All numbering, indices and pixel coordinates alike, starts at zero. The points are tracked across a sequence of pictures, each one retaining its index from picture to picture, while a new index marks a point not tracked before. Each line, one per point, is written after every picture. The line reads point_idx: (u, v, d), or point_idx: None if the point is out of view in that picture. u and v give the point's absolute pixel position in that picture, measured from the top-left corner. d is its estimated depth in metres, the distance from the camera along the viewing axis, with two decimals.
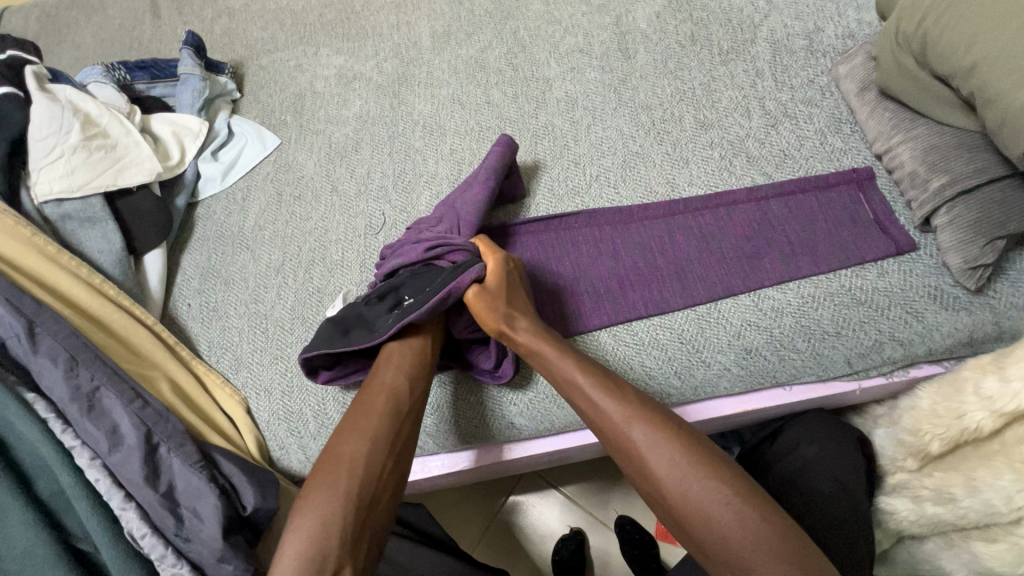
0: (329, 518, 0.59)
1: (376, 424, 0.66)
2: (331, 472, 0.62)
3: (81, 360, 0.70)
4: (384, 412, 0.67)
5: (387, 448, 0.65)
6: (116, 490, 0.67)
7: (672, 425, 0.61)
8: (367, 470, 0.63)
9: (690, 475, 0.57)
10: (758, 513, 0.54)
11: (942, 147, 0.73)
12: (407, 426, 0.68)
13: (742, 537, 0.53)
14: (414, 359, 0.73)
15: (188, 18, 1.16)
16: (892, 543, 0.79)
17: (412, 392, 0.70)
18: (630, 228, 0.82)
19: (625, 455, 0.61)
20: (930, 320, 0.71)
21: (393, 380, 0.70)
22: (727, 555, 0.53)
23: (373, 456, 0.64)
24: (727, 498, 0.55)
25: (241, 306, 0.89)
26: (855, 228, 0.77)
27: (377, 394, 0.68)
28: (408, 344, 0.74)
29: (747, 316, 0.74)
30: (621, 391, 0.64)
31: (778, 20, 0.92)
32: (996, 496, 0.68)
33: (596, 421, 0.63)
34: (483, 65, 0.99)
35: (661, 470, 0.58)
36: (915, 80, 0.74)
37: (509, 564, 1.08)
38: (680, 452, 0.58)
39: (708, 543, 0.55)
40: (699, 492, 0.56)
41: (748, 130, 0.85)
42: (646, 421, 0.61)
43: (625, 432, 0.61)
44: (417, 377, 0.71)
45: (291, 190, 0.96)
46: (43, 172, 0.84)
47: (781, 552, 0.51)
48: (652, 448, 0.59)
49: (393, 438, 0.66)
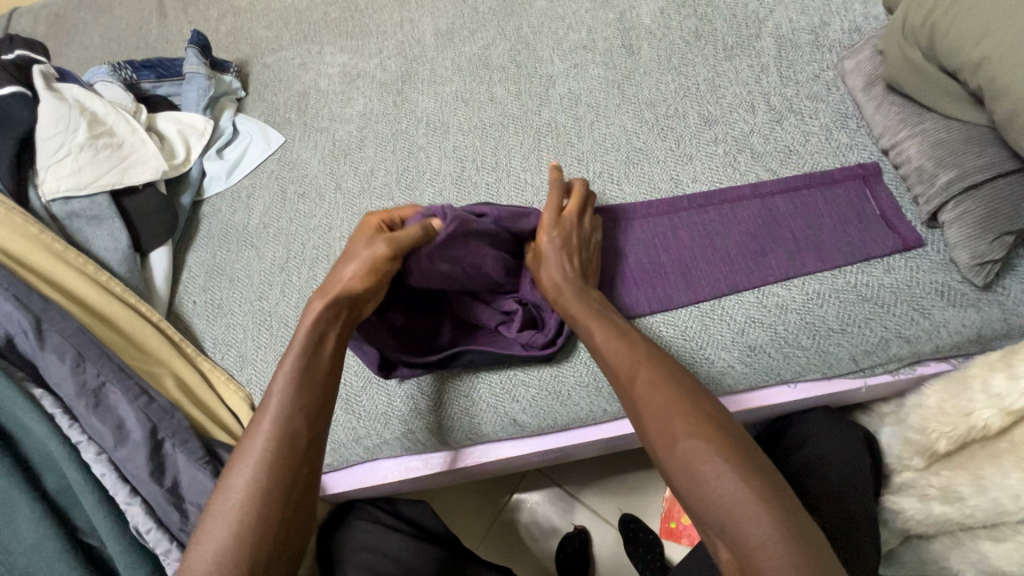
0: (245, 508, 0.55)
1: (273, 427, 0.59)
2: (235, 472, 0.58)
3: (87, 356, 0.70)
4: (285, 414, 0.60)
5: (290, 455, 0.59)
6: (122, 485, 0.67)
7: (675, 382, 0.60)
8: (259, 478, 0.57)
9: (680, 430, 0.57)
10: (741, 474, 0.53)
11: (950, 141, 0.72)
12: (314, 433, 0.61)
13: (721, 494, 0.52)
14: (300, 359, 0.62)
15: (194, 18, 1.17)
16: (898, 542, 0.78)
17: (297, 404, 0.61)
18: (633, 224, 0.81)
19: (627, 404, 0.62)
20: (937, 316, 0.70)
21: (292, 383, 0.61)
22: (707, 508, 0.53)
23: (270, 464, 0.57)
24: (714, 454, 0.54)
25: (246, 303, 0.90)
26: (862, 223, 0.76)
27: (275, 399, 0.60)
28: (292, 350, 0.63)
29: (751, 313, 0.74)
30: (633, 343, 0.65)
31: (784, 14, 0.91)
32: (1005, 495, 0.69)
33: (606, 369, 0.65)
34: (486, 62, 0.99)
35: (655, 422, 0.59)
36: (923, 73, 0.73)
37: (511, 563, 1.08)
38: (676, 408, 0.58)
39: (691, 497, 0.55)
40: (686, 447, 0.56)
41: (753, 126, 0.85)
42: (649, 374, 0.61)
43: (629, 381, 0.62)
44: (315, 384, 0.62)
45: (295, 188, 0.97)
46: (50, 171, 0.85)
47: (758, 513, 0.51)
48: (649, 400, 0.60)
49: (295, 446, 0.59)
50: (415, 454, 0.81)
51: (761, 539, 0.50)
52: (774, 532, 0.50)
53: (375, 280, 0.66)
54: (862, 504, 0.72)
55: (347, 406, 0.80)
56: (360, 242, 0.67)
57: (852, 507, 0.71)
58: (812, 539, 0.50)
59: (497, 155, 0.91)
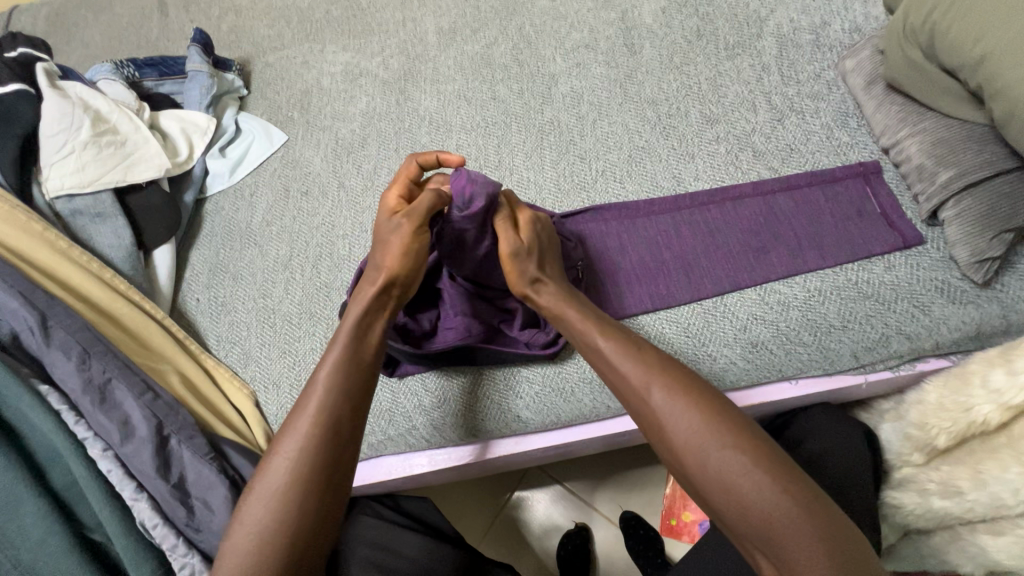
0: (278, 521, 0.57)
1: (304, 441, 0.59)
2: (269, 492, 0.58)
3: (92, 353, 0.71)
4: (318, 427, 0.60)
5: (328, 465, 0.59)
6: (128, 481, 0.68)
7: (696, 393, 0.60)
8: (298, 492, 0.58)
9: (710, 444, 0.56)
10: (778, 484, 0.53)
11: (950, 140, 0.72)
12: (350, 442, 0.62)
13: (761, 506, 0.53)
14: (345, 351, 0.64)
15: (196, 16, 1.17)
16: (898, 538, 0.79)
17: (333, 413, 0.61)
18: (636, 222, 0.82)
19: (645, 419, 0.61)
20: (937, 313, 0.71)
21: (321, 396, 0.61)
22: (746, 522, 0.54)
23: (310, 477, 0.58)
24: (748, 467, 0.54)
25: (249, 300, 0.90)
26: (862, 221, 0.77)
27: (306, 416, 0.61)
28: (337, 342, 0.65)
29: (753, 310, 0.75)
30: (644, 353, 0.64)
31: (785, 14, 0.92)
32: (1004, 489, 0.69)
33: (618, 383, 0.64)
34: (489, 61, 0.99)
35: (680, 437, 0.58)
36: (923, 73, 0.73)
37: (513, 560, 1.09)
38: (702, 421, 0.57)
39: (728, 511, 0.55)
40: (719, 461, 0.55)
41: (754, 125, 0.85)
42: (666, 386, 0.60)
43: (646, 395, 0.61)
44: (353, 388, 0.63)
45: (298, 186, 0.97)
46: (54, 168, 0.85)
47: (800, 523, 0.51)
48: (670, 414, 0.59)
49: (333, 455, 0.60)
50: (419, 450, 0.82)
51: (806, 549, 0.50)
52: (818, 540, 0.51)
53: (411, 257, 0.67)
54: (863, 498, 0.73)
55: None
56: (382, 221, 0.69)
57: (854, 503, 0.72)
58: (853, 542, 0.52)
59: (500, 154, 0.92)
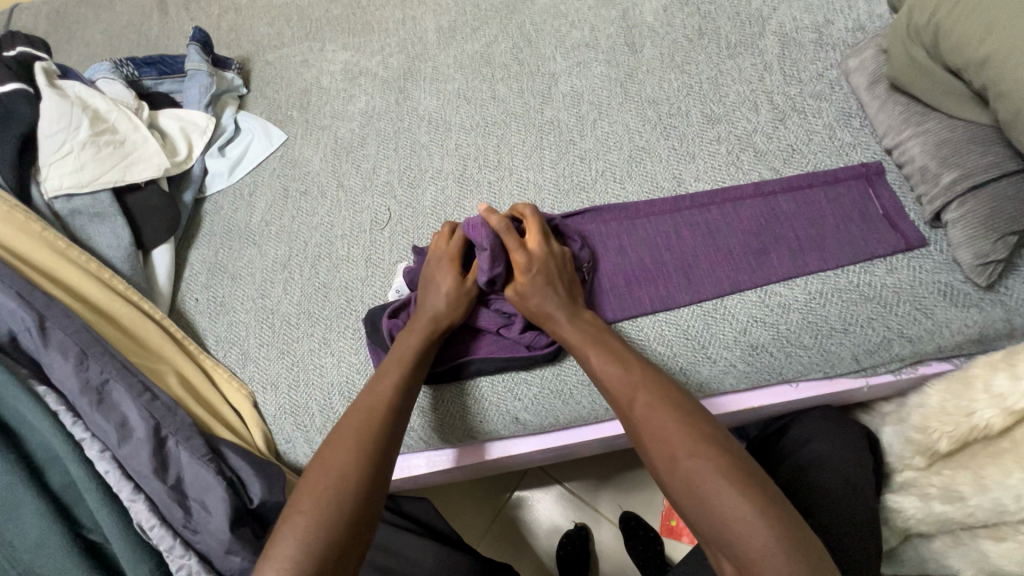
0: (324, 504, 0.59)
1: (362, 432, 0.65)
2: (326, 482, 0.60)
3: (90, 353, 0.71)
4: (376, 422, 0.66)
5: (382, 455, 0.64)
6: (126, 482, 0.67)
7: (675, 403, 0.61)
8: (355, 482, 0.61)
9: (680, 449, 0.57)
10: (740, 488, 0.53)
11: (954, 141, 0.71)
12: (396, 445, 0.67)
13: (723, 508, 0.52)
14: (408, 370, 0.71)
15: (196, 14, 1.17)
16: (899, 541, 0.78)
17: (394, 415, 0.68)
18: (635, 223, 0.81)
19: (628, 426, 0.63)
20: (939, 316, 0.70)
21: (382, 403, 0.68)
22: (709, 525, 0.53)
23: (360, 468, 0.62)
24: (711, 471, 0.54)
25: (248, 301, 0.90)
26: (864, 222, 0.76)
27: (365, 412, 0.67)
28: (400, 365, 0.71)
29: (753, 312, 0.74)
30: (630, 366, 0.66)
31: (787, 13, 0.91)
32: (1006, 495, 0.68)
33: (608, 391, 0.66)
34: (489, 60, 0.99)
35: (656, 443, 0.59)
36: (927, 72, 0.72)
37: (512, 560, 1.09)
38: (676, 426, 0.58)
39: (695, 515, 0.54)
40: (688, 463, 0.56)
41: (756, 125, 0.84)
42: (647, 394, 0.62)
43: (630, 403, 0.63)
44: (412, 395, 0.70)
45: (297, 186, 0.97)
46: (53, 167, 0.84)
47: (758, 527, 0.50)
48: (648, 421, 0.60)
49: (389, 447, 0.65)
50: (417, 451, 0.82)
51: (764, 553, 0.49)
52: (777, 543, 0.49)
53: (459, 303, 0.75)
54: (863, 502, 0.72)
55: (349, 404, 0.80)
56: (454, 279, 0.75)
57: (854, 507, 0.71)
58: (818, 555, 0.49)
59: (500, 154, 0.91)
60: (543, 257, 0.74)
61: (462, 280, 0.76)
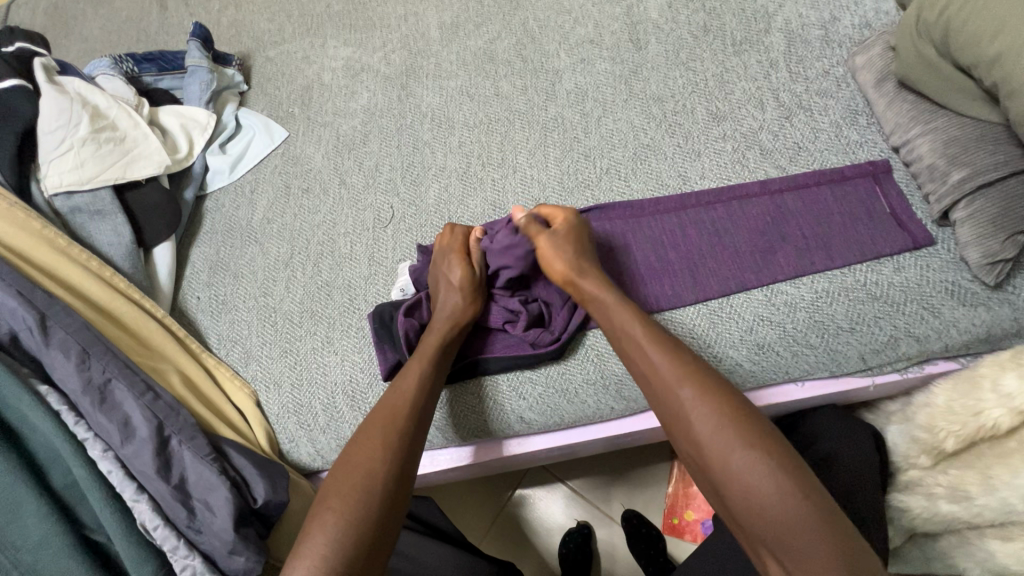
0: (354, 501, 0.59)
1: (391, 428, 0.65)
2: (352, 480, 0.61)
3: (92, 353, 0.70)
4: (402, 418, 0.66)
5: (409, 451, 0.64)
6: (128, 482, 0.67)
7: (726, 395, 0.59)
8: (384, 479, 0.61)
9: (734, 447, 0.55)
10: (797, 493, 0.52)
11: (963, 139, 0.71)
12: (422, 440, 0.67)
13: (777, 509, 0.52)
14: (429, 366, 0.70)
15: (196, 10, 1.16)
16: (904, 540, 0.78)
17: (418, 413, 0.67)
18: (641, 222, 0.81)
19: (671, 417, 0.61)
20: (947, 315, 0.70)
21: (406, 400, 0.67)
22: (761, 527, 0.52)
23: (388, 463, 0.62)
24: (767, 473, 0.53)
25: (250, 299, 0.89)
26: (871, 221, 0.75)
27: (393, 406, 0.67)
28: (421, 360, 0.71)
29: (760, 312, 0.74)
30: (676, 353, 0.64)
31: (793, 9, 0.90)
32: (1013, 494, 0.68)
33: (649, 377, 0.64)
34: (492, 56, 0.98)
35: (706, 438, 0.57)
36: (936, 70, 0.72)
37: (514, 558, 1.09)
38: (728, 422, 0.57)
39: (744, 514, 0.54)
40: (741, 460, 0.54)
41: (762, 122, 0.84)
42: (695, 385, 0.60)
43: (675, 393, 0.61)
44: (434, 391, 0.70)
45: (299, 183, 0.96)
46: (53, 164, 0.84)
47: (816, 531, 0.50)
48: (697, 414, 0.58)
49: (415, 443, 0.65)
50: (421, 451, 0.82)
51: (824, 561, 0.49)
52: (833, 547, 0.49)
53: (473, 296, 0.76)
54: (869, 501, 0.72)
55: (353, 403, 0.80)
56: (462, 271, 0.76)
57: (860, 506, 0.71)
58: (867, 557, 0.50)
59: (504, 151, 0.91)
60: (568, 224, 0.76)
61: (471, 271, 0.77)
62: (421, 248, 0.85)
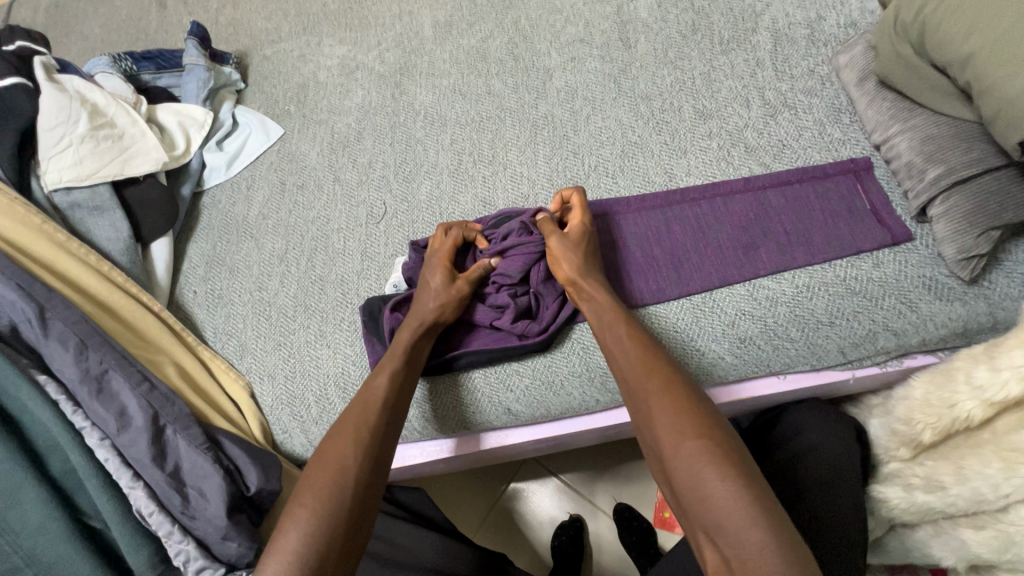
0: (325, 486, 0.62)
1: (369, 419, 0.68)
2: (323, 478, 0.63)
3: (90, 344, 0.72)
4: (380, 409, 0.69)
5: (380, 443, 0.67)
6: (125, 469, 0.69)
7: (687, 389, 0.62)
8: (354, 469, 0.64)
9: (684, 437, 0.58)
10: (738, 480, 0.54)
11: (939, 137, 0.72)
12: (394, 433, 0.69)
13: (717, 495, 0.54)
14: (399, 367, 0.72)
15: (194, 9, 1.18)
16: (884, 530, 0.80)
17: (391, 408, 0.69)
18: (626, 219, 0.82)
19: (637, 409, 0.64)
20: (924, 310, 0.72)
21: (381, 393, 0.70)
22: (700, 509, 0.54)
23: (363, 451, 0.65)
24: (715, 462, 0.55)
25: (246, 293, 0.91)
26: (851, 219, 0.77)
27: (370, 395, 0.70)
28: (391, 361, 0.72)
29: (741, 306, 0.75)
30: (647, 348, 0.67)
31: (781, 9, 0.91)
32: (984, 484, 0.68)
33: (622, 368, 0.67)
34: (485, 55, 0.99)
35: (663, 427, 0.60)
36: (914, 69, 0.73)
37: (508, 549, 1.10)
38: (683, 413, 0.60)
39: (688, 498, 0.56)
40: (689, 448, 0.57)
41: (747, 121, 0.85)
42: (662, 376, 0.64)
43: (644, 382, 0.64)
44: (408, 387, 0.72)
45: (293, 180, 0.98)
46: (53, 161, 0.85)
47: (751, 518, 0.51)
48: (659, 405, 0.62)
49: (386, 434, 0.68)
50: (411, 443, 0.83)
51: (754, 547, 0.50)
52: (766, 532, 0.50)
53: (445, 303, 0.76)
54: (849, 491, 0.73)
55: (345, 395, 0.82)
56: (440, 278, 0.77)
57: (838, 498, 0.73)
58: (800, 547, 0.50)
59: (495, 149, 0.92)
60: (579, 230, 0.77)
61: (449, 278, 0.77)
62: (410, 245, 0.86)
